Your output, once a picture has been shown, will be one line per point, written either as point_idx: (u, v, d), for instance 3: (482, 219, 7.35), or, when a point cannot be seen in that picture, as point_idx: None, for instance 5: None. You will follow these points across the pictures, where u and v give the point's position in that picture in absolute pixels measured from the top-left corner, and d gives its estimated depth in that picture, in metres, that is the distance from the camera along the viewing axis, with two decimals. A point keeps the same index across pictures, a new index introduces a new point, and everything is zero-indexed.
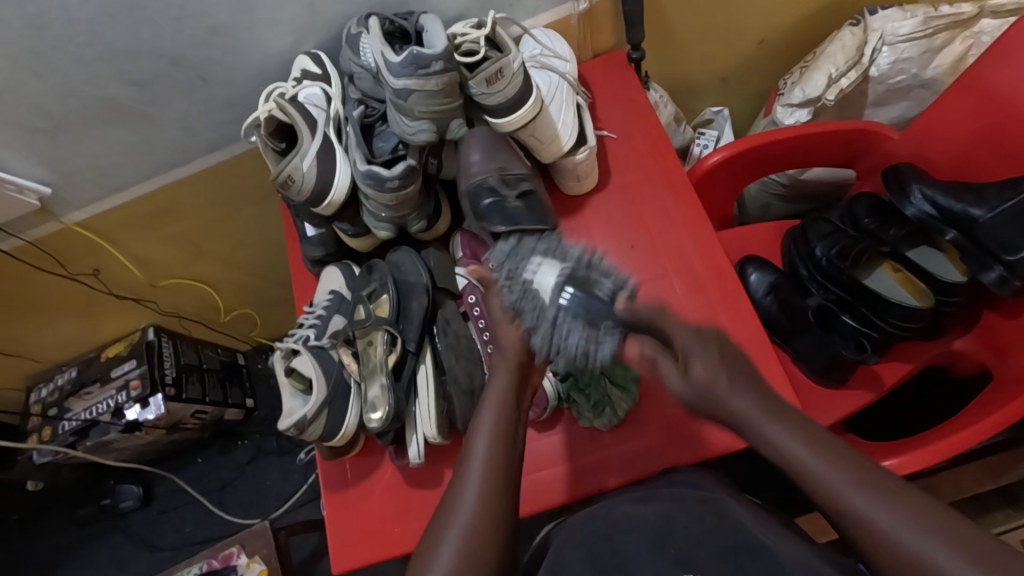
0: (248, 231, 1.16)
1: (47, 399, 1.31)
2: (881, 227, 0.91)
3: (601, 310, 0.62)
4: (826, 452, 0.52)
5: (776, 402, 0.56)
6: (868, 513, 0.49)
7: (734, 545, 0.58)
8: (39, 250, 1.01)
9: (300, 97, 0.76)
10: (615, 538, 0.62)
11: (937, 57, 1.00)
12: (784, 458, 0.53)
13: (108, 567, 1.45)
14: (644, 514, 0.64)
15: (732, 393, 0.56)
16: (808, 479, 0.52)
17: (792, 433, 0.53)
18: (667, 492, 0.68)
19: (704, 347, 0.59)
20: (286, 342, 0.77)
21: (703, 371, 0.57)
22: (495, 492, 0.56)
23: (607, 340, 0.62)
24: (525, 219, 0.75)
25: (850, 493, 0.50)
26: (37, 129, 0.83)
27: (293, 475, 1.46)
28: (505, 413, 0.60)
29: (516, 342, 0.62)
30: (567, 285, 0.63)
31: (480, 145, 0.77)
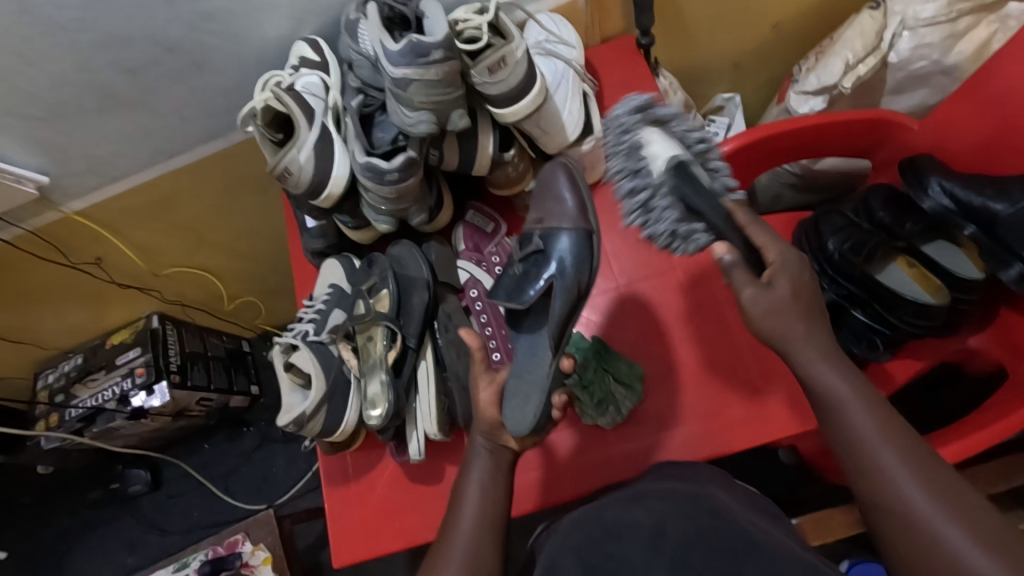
0: (251, 220, 1.14)
1: (54, 385, 1.32)
2: (896, 221, 0.87)
3: (703, 203, 0.65)
4: (868, 407, 0.60)
5: (845, 365, 0.63)
6: (887, 471, 0.56)
7: (724, 545, 0.55)
8: (40, 239, 1.00)
9: (297, 86, 0.73)
10: (608, 544, 0.57)
11: (960, 42, 0.95)
12: (830, 401, 0.61)
13: (118, 549, 1.47)
14: (635, 516, 0.60)
15: (796, 322, 0.63)
16: (842, 423, 0.60)
17: (842, 380, 0.61)
18: (661, 493, 0.64)
19: (790, 271, 0.64)
20: (285, 337, 0.76)
21: (780, 293, 0.63)
22: (487, 530, 0.59)
23: (695, 233, 0.68)
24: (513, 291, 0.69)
25: (878, 447, 0.58)
26: (33, 117, 0.81)
27: (298, 462, 1.47)
28: (493, 466, 0.64)
29: (484, 411, 0.65)
30: (675, 169, 0.66)
31: (568, 180, 0.71)
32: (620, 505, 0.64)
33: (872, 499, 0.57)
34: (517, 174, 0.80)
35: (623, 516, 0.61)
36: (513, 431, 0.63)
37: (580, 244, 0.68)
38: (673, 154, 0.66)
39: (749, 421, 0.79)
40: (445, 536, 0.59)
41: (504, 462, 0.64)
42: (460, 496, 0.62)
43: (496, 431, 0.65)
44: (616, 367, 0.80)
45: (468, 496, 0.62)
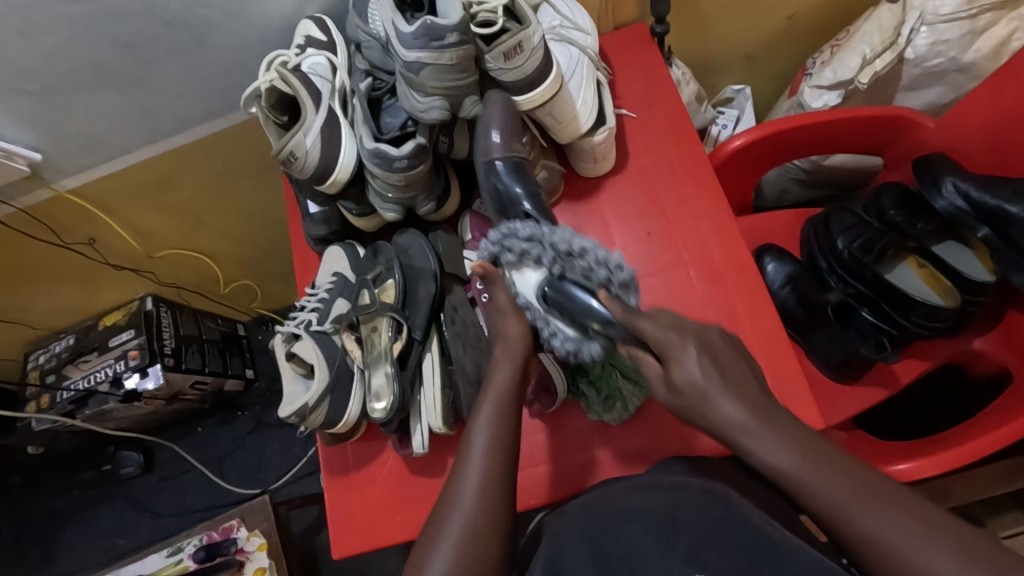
0: (250, 202, 1.12)
1: (44, 366, 1.29)
2: (909, 220, 0.88)
3: (582, 306, 0.60)
4: (819, 466, 0.52)
5: (819, 448, 0.53)
6: (919, 561, 0.46)
7: (745, 541, 0.53)
8: (31, 218, 0.97)
9: (304, 67, 0.71)
10: (619, 531, 0.58)
11: (979, 39, 0.93)
12: (822, 508, 0.51)
13: (110, 531, 1.46)
14: (645, 501, 0.60)
15: (744, 419, 0.54)
16: (799, 491, 0.52)
17: (830, 475, 0.51)
18: (671, 478, 0.62)
19: (682, 341, 0.57)
20: (287, 327, 0.74)
21: (683, 374, 0.56)
22: (498, 488, 0.57)
23: (593, 345, 0.61)
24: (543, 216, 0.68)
25: (911, 541, 0.47)
26: (24, 91, 0.78)
27: (293, 448, 1.46)
28: (505, 419, 0.61)
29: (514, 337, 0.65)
30: (549, 284, 0.62)
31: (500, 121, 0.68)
32: (628, 487, 0.63)
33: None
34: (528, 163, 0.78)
35: (631, 503, 0.60)
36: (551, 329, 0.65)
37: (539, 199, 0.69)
38: (539, 273, 0.63)
39: None
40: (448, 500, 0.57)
41: (512, 417, 0.62)
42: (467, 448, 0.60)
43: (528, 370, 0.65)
44: None
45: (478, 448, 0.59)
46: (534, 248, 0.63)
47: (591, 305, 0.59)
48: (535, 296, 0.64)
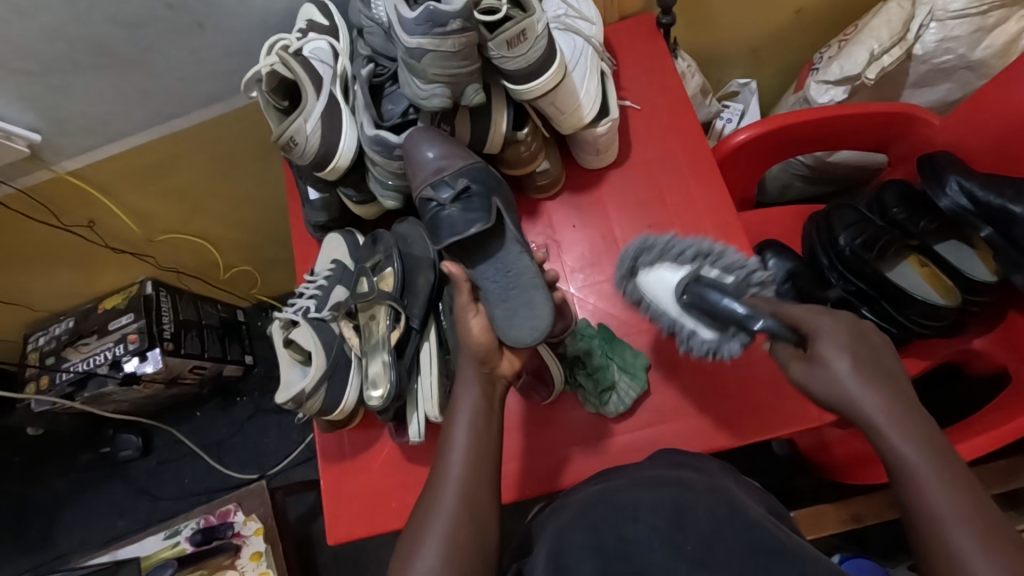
0: (250, 187, 1.11)
1: (44, 348, 1.30)
2: (911, 218, 0.87)
3: (725, 308, 0.61)
4: (943, 479, 0.52)
5: (916, 422, 0.55)
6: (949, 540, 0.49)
7: (749, 542, 0.54)
8: (31, 199, 0.97)
9: (305, 51, 0.70)
10: (622, 528, 0.57)
11: (988, 37, 0.92)
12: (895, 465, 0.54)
13: (108, 513, 1.47)
14: (652, 498, 0.59)
15: (861, 388, 0.55)
16: (909, 490, 0.53)
17: (909, 440, 0.54)
18: (673, 476, 0.63)
19: (836, 337, 0.56)
20: (286, 312, 0.74)
21: (831, 355, 0.56)
22: (478, 476, 0.58)
23: (736, 339, 0.64)
24: (464, 225, 0.64)
25: (953, 524, 0.50)
26: (24, 72, 0.77)
27: (291, 434, 1.46)
28: (478, 404, 0.62)
29: (477, 337, 0.64)
30: (690, 285, 0.65)
31: (426, 139, 0.66)
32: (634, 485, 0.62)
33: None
34: (530, 154, 0.77)
35: (637, 499, 0.59)
36: (516, 342, 0.64)
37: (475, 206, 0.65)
38: (680, 277, 0.67)
39: (761, 414, 0.77)
40: (432, 490, 0.58)
41: (483, 402, 0.63)
42: (445, 439, 0.62)
43: (490, 357, 0.64)
44: (623, 355, 0.80)
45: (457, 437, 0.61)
46: (685, 252, 0.67)
47: (736, 304, 0.61)
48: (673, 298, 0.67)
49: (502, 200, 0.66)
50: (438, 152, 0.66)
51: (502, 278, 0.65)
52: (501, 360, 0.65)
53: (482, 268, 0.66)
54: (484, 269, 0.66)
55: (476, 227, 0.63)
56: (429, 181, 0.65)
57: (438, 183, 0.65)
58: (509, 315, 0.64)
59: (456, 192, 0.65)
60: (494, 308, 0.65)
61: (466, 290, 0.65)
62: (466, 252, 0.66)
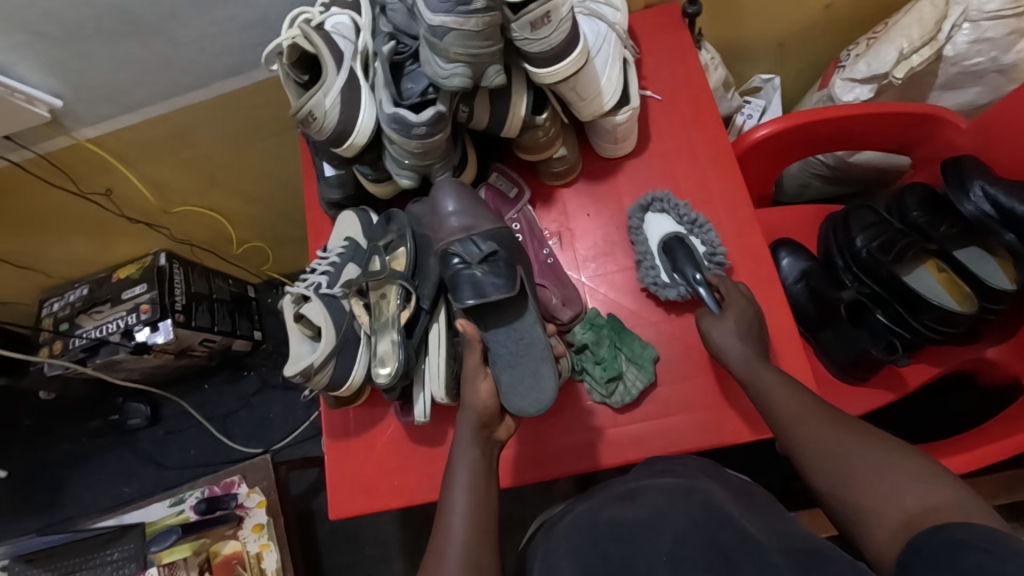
0: (266, 163, 1.12)
1: (58, 314, 1.31)
2: (931, 222, 0.86)
3: (689, 264, 0.77)
4: (837, 433, 0.58)
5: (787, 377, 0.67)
6: (850, 457, 0.56)
7: (722, 543, 0.55)
8: (51, 164, 0.97)
9: (327, 25, 0.71)
10: (609, 547, 0.59)
11: (1023, 40, 0.89)
12: (786, 421, 0.62)
13: (115, 479, 1.50)
14: (632, 514, 0.61)
15: (741, 344, 0.69)
16: (814, 463, 0.58)
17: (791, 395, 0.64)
18: (648, 483, 0.65)
19: (744, 301, 0.73)
20: (297, 287, 0.74)
21: (737, 307, 0.72)
22: (484, 534, 0.58)
23: (676, 288, 0.78)
24: (491, 288, 0.67)
25: (851, 442, 0.57)
26: (47, 36, 0.78)
27: (296, 411, 1.48)
28: (478, 466, 0.63)
29: (484, 402, 0.66)
30: (671, 239, 0.80)
31: (452, 195, 0.72)
32: (616, 501, 0.64)
33: (843, 506, 0.55)
34: (547, 139, 0.77)
35: (621, 515, 0.61)
36: (517, 411, 0.67)
37: (499, 270, 0.68)
38: (671, 229, 0.82)
39: None
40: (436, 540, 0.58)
41: (483, 463, 0.63)
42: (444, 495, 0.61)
43: (491, 422, 0.67)
44: (631, 345, 0.79)
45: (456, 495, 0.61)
46: (677, 215, 0.81)
47: (691, 268, 0.77)
48: (657, 240, 0.82)
49: (523, 272, 0.70)
50: (462, 220, 0.71)
51: (514, 342, 0.69)
52: (499, 426, 0.69)
53: (495, 330, 0.70)
54: (497, 333, 0.70)
55: (503, 294, 0.67)
56: (456, 238, 0.70)
57: (467, 245, 0.69)
58: (513, 381, 0.68)
59: (484, 255, 0.68)
60: (502, 373, 0.68)
61: (477, 352, 0.68)
62: (481, 314, 0.70)
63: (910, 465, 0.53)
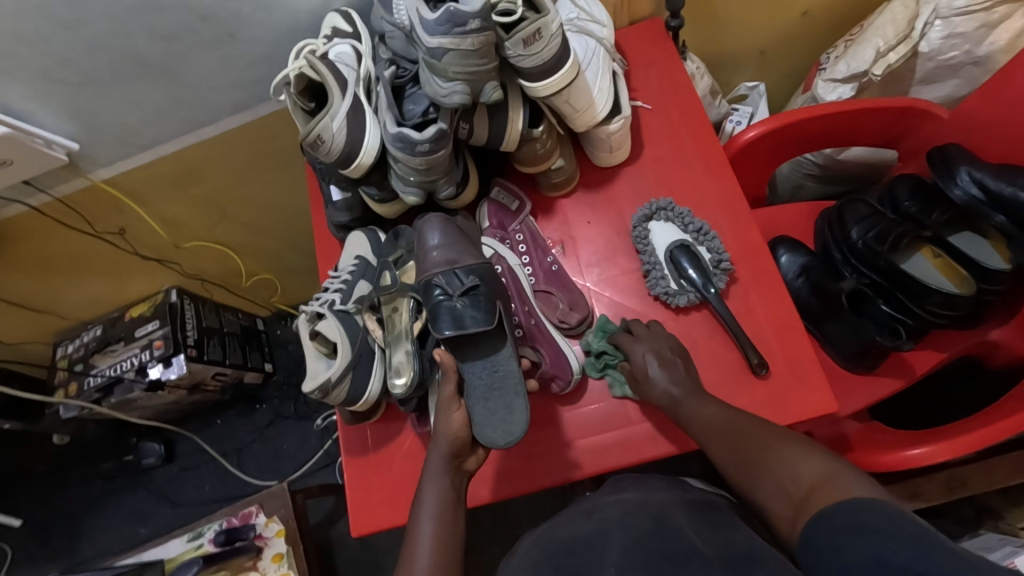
0: (272, 195, 1.15)
1: (73, 355, 1.33)
2: (924, 210, 0.88)
3: (697, 274, 0.80)
4: (744, 449, 0.63)
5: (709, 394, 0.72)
6: (770, 463, 0.60)
7: (670, 550, 0.61)
8: (67, 207, 1.01)
9: (330, 55, 0.74)
10: (560, 558, 0.65)
11: (994, 32, 0.93)
12: (707, 445, 0.67)
13: (131, 520, 1.49)
14: (584, 529, 0.68)
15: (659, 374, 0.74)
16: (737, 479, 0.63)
17: (712, 409, 0.69)
18: (611, 500, 0.71)
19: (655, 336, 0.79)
20: (312, 306, 0.77)
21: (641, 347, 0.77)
22: (449, 560, 0.62)
23: (685, 295, 0.81)
24: (470, 320, 0.68)
25: (771, 447, 0.61)
26: (65, 82, 0.82)
27: (310, 440, 1.48)
28: (447, 496, 0.66)
29: (456, 429, 0.68)
30: (679, 248, 0.82)
31: (438, 230, 0.75)
32: (575, 517, 0.71)
33: (776, 510, 0.57)
34: (544, 151, 0.80)
35: (572, 533, 0.69)
36: (488, 443, 0.67)
37: (481, 302, 0.69)
38: (674, 238, 0.83)
39: (772, 399, 0.78)
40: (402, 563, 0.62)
41: (452, 493, 0.67)
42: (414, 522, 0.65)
43: (462, 451, 0.69)
44: None
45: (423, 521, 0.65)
46: (681, 223, 0.84)
47: (698, 272, 0.80)
48: (663, 248, 0.83)
49: (502, 307, 0.71)
50: (442, 255, 0.72)
51: (490, 374, 0.69)
52: (470, 456, 0.70)
53: (469, 364, 0.70)
54: (473, 365, 0.70)
55: (481, 328, 0.68)
56: (439, 270, 0.71)
57: (449, 279, 0.70)
58: (486, 414, 0.68)
59: (466, 289, 0.70)
60: (474, 406, 0.69)
61: (453, 382, 0.69)
62: (460, 345, 0.70)
63: (799, 457, 0.58)
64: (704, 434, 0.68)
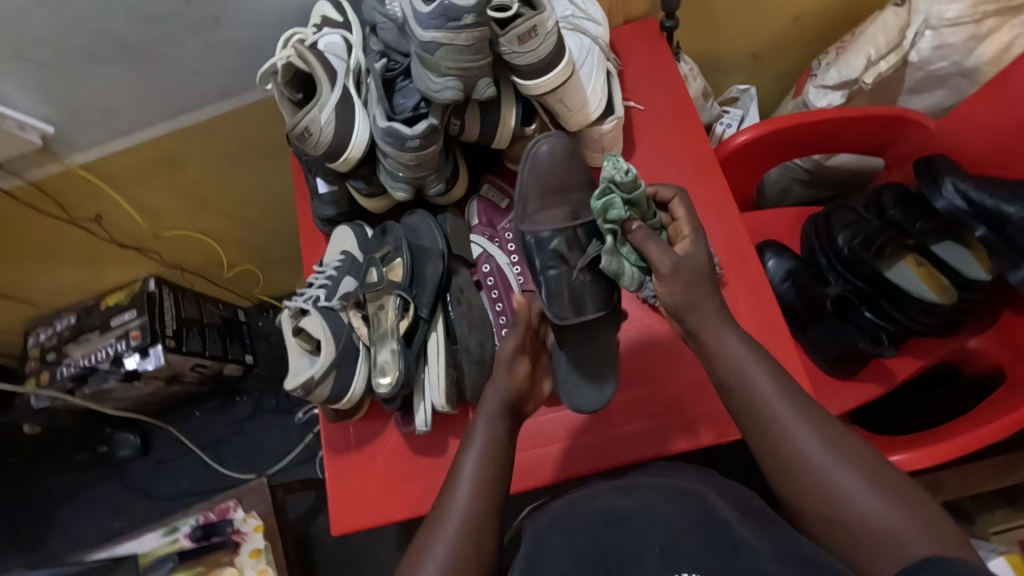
0: (256, 185, 1.13)
1: (46, 343, 1.29)
2: (908, 218, 0.88)
3: None
4: (809, 420, 0.57)
5: (755, 346, 0.62)
6: (830, 468, 0.54)
7: (716, 540, 0.54)
8: (40, 192, 0.98)
9: (320, 45, 0.72)
10: (600, 531, 0.58)
11: (982, 44, 0.95)
12: (752, 399, 0.59)
13: (104, 513, 1.46)
14: (625, 505, 0.61)
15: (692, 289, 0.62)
16: (789, 447, 0.56)
17: (766, 376, 0.59)
18: (646, 483, 0.65)
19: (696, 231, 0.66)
20: (295, 302, 0.75)
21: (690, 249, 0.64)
22: (484, 512, 0.58)
23: None
24: (589, 304, 0.67)
25: (840, 441, 0.55)
26: (41, 63, 0.79)
27: (290, 434, 1.46)
28: (499, 440, 0.63)
29: (520, 383, 0.66)
30: None
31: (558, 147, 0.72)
32: (609, 493, 0.65)
33: (829, 496, 0.54)
34: None
35: (610, 506, 0.62)
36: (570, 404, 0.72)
37: (599, 282, 0.68)
38: None
39: None
40: (432, 519, 0.59)
41: (505, 439, 0.63)
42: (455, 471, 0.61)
43: (523, 398, 0.67)
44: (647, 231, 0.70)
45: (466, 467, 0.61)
46: None
47: None
48: None
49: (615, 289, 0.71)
50: (550, 216, 0.70)
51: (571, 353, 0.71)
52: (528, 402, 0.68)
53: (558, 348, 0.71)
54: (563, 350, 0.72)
55: (596, 313, 0.68)
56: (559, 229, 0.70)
57: (570, 243, 0.69)
58: (572, 384, 0.71)
59: (589, 260, 0.68)
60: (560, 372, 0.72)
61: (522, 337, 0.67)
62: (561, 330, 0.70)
63: (870, 461, 0.54)
64: (750, 404, 0.59)
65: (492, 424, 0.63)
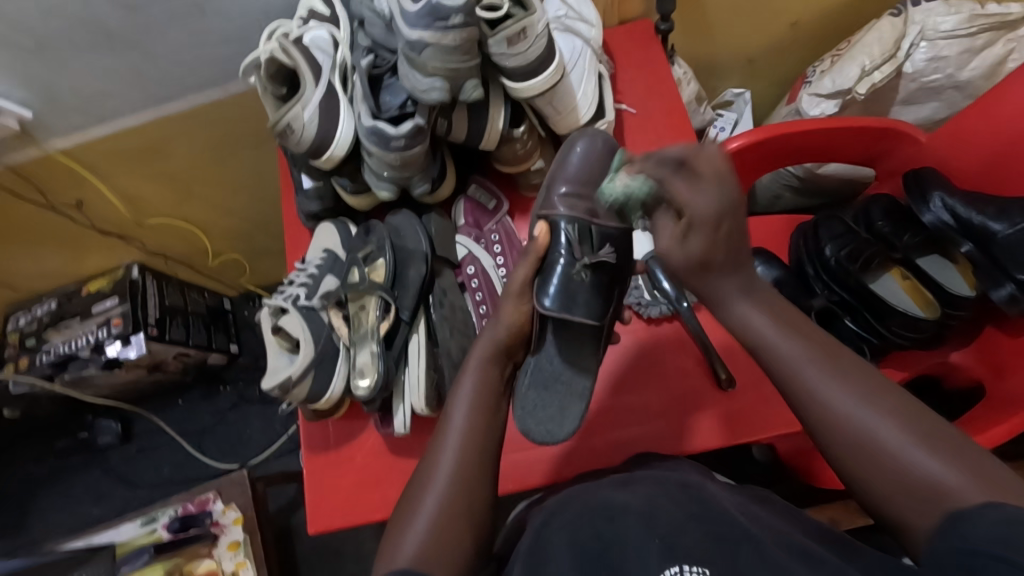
0: (244, 174, 1.11)
1: (25, 329, 1.27)
2: (896, 232, 0.90)
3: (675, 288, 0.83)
4: (836, 375, 0.55)
5: (780, 311, 0.60)
6: (866, 425, 0.52)
7: (717, 533, 0.53)
8: (19, 177, 0.96)
9: (305, 39, 0.71)
10: (599, 524, 0.56)
11: (976, 59, 0.95)
12: (777, 361, 0.58)
13: (84, 500, 1.45)
14: (624, 498, 0.60)
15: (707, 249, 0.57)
16: (819, 408, 0.54)
17: (792, 340, 0.58)
18: (644, 475, 0.65)
19: (723, 214, 0.55)
20: (275, 300, 0.74)
21: (700, 243, 0.57)
22: (473, 474, 0.60)
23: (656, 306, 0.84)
24: (578, 307, 0.66)
25: (871, 393, 0.53)
26: (17, 47, 0.77)
27: (274, 425, 1.45)
28: (491, 389, 0.65)
29: (513, 322, 0.67)
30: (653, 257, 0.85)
31: (593, 141, 0.73)
32: (609, 488, 0.63)
33: (871, 450, 0.51)
34: (525, 153, 0.77)
35: (609, 498, 0.60)
36: (523, 430, 0.67)
37: (598, 288, 0.68)
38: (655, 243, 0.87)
39: (737, 414, 0.81)
40: (422, 482, 0.60)
41: (497, 384, 0.66)
42: (446, 427, 0.63)
43: (514, 351, 0.68)
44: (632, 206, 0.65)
45: (458, 413, 0.63)
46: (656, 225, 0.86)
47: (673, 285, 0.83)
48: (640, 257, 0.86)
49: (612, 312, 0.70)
50: (567, 206, 0.69)
51: (561, 366, 0.68)
52: (519, 353, 0.69)
53: (543, 351, 0.68)
54: (539, 356, 0.68)
55: (584, 318, 0.66)
56: (568, 219, 0.68)
57: (581, 234, 0.68)
58: (536, 403, 0.67)
59: (595, 260, 0.66)
60: (529, 390, 0.68)
61: (527, 267, 0.68)
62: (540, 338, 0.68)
63: (908, 408, 0.52)
64: (780, 373, 0.58)
65: (484, 371, 0.65)
